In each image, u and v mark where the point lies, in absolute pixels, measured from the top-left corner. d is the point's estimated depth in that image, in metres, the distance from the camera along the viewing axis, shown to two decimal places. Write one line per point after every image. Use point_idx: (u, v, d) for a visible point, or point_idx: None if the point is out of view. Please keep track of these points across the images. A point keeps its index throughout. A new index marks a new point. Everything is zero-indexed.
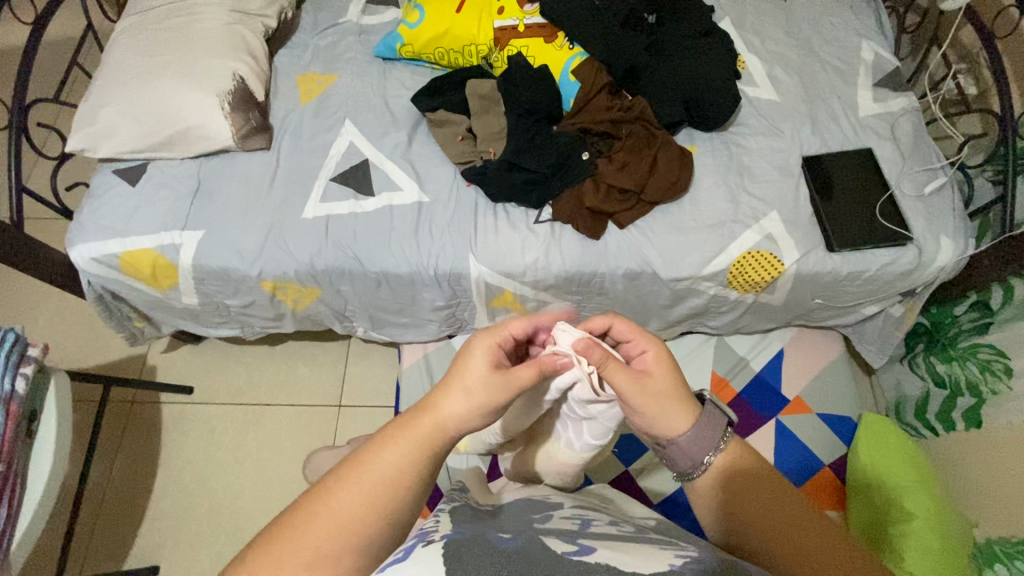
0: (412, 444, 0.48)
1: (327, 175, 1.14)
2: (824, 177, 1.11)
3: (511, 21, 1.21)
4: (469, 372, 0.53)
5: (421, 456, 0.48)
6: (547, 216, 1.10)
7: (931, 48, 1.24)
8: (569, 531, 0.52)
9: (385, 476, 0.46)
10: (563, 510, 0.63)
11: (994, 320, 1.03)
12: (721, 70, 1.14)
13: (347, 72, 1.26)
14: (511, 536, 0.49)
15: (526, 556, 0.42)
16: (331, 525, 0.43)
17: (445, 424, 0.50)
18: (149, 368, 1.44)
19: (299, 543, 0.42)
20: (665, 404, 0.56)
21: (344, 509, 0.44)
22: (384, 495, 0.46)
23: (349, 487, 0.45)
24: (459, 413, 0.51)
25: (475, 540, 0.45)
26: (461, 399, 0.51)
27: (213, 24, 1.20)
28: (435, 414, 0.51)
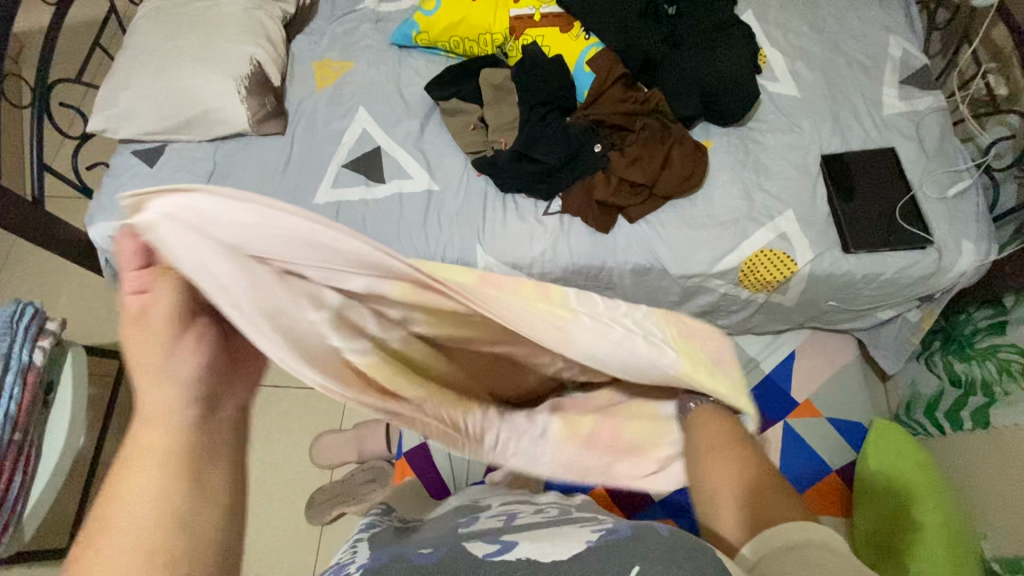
0: (155, 461, 0.41)
1: (339, 162, 1.14)
2: (844, 175, 1.08)
3: (527, 10, 1.20)
4: (141, 356, 0.42)
5: (164, 477, 0.41)
6: (557, 208, 1.09)
7: (962, 45, 1.19)
8: (493, 530, 0.52)
9: (135, 520, 0.39)
10: (491, 510, 0.62)
11: (1009, 320, 1.03)
12: (739, 64, 1.12)
13: (362, 59, 1.26)
14: (433, 548, 0.49)
15: (448, 565, 0.43)
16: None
17: (164, 420, 0.42)
18: None
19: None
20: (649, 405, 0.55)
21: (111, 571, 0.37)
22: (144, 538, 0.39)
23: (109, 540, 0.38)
24: (161, 403, 0.42)
25: (395, 561, 0.47)
26: (158, 387, 0.42)
27: (232, 9, 1.22)
28: (151, 420, 0.42)
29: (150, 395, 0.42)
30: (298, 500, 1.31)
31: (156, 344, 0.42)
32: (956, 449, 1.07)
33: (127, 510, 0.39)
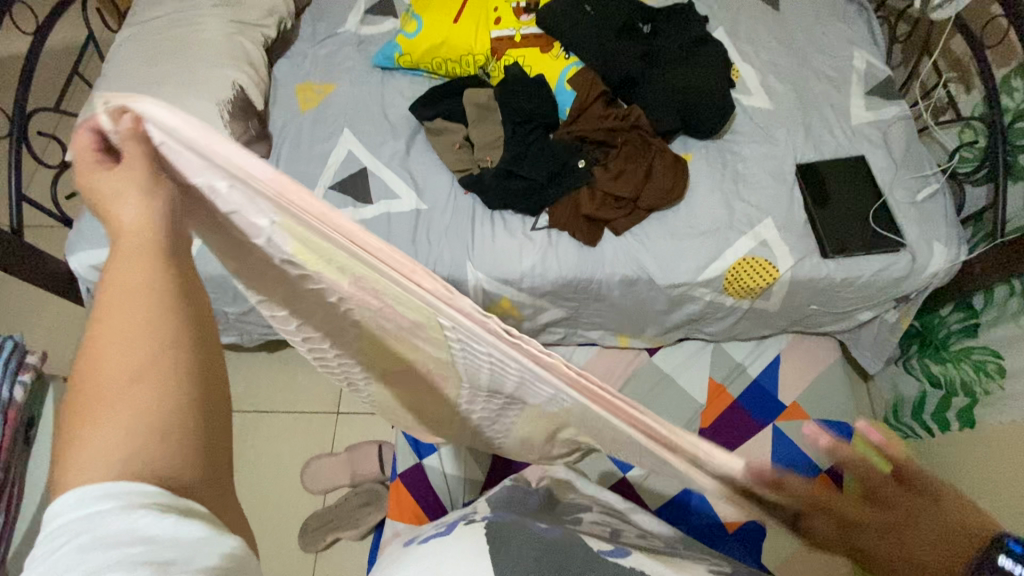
0: (133, 251, 0.41)
1: (326, 184, 1.15)
2: (819, 184, 1.12)
3: (508, 31, 1.23)
4: (109, 190, 0.45)
5: (150, 254, 0.42)
6: (544, 223, 1.11)
7: (923, 56, 1.25)
8: (604, 536, 0.58)
9: (119, 304, 0.38)
10: (590, 517, 0.71)
11: (981, 322, 1.06)
12: (714, 79, 1.15)
13: (345, 81, 1.27)
14: (549, 528, 0.55)
15: (564, 543, 0.48)
16: (107, 365, 0.37)
17: (140, 222, 0.43)
18: None
19: (90, 404, 0.35)
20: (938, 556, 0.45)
21: (106, 349, 0.37)
22: (129, 308, 0.38)
23: (98, 326, 0.38)
24: (141, 210, 0.44)
25: (515, 525, 0.52)
26: (134, 200, 0.44)
27: (212, 33, 1.22)
28: (122, 228, 0.43)
29: (122, 210, 0.44)
30: (290, 527, 1.28)
31: (132, 180, 0.46)
32: (943, 450, 1.09)
33: (115, 286, 0.39)
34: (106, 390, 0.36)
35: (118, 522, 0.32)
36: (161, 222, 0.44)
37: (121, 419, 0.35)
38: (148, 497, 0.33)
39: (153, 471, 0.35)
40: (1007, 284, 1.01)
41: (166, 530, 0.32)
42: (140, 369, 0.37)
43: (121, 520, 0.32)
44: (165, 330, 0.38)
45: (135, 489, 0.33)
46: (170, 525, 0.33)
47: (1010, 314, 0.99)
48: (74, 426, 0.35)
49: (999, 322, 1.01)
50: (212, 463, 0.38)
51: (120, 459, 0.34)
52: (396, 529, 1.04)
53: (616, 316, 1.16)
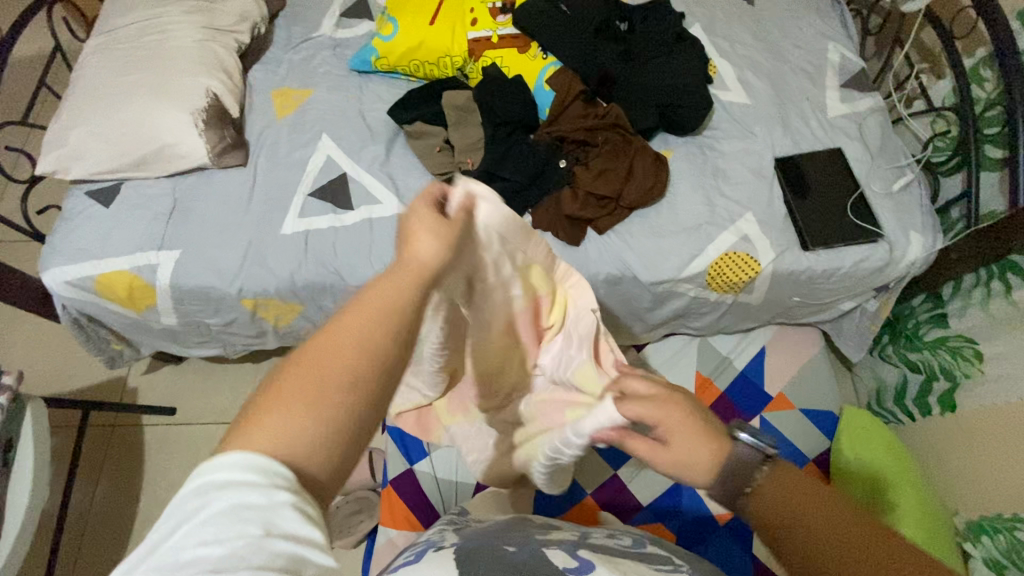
0: (401, 277, 0.46)
1: (305, 191, 1.13)
2: (798, 178, 1.14)
3: (484, 32, 1.22)
4: (421, 222, 0.52)
5: (413, 285, 0.46)
6: (527, 224, 1.11)
7: (895, 48, 1.27)
8: (570, 545, 0.59)
9: (378, 317, 0.42)
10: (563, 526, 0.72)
11: (947, 311, 1.10)
12: (692, 76, 1.16)
13: (322, 86, 1.26)
14: (518, 547, 0.57)
15: (533, 565, 0.51)
16: (338, 353, 0.40)
17: (428, 259, 0.49)
18: (130, 391, 1.42)
19: (307, 377, 0.39)
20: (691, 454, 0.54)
21: (353, 343, 0.40)
22: (385, 321, 0.42)
23: (355, 320, 0.41)
24: (434, 251, 0.49)
25: (487, 550, 0.54)
26: (432, 241, 0.50)
27: (184, 41, 1.19)
28: (414, 256, 0.49)
29: (423, 242, 0.50)
30: None
31: (444, 224, 0.52)
32: (925, 435, 1.11)
33: (378, 297, 0.43)
34: (333, 378, 0.39)
35: (258, 493, 0.34)
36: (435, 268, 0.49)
37: (314, 409, 0.38)
38: (289, 492, 0.35)
39: (294, 463, 0.37)
40: (973, 272, 1.05)
41: (290, 523, 0.34)
42: (357, 379, 0.39)
43: (262, 492, 0.34)
44: (395, 364, 0.41)
45: (280, 469, 0.36)
46: (295, 521, 0.34)
47: (974, 303, 1.03)
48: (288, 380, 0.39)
49: (967, 310, 1.05)
50: (333, 480, 0.39)
51: (287, 441, 0.37)
52: (390, 536, 1.05)
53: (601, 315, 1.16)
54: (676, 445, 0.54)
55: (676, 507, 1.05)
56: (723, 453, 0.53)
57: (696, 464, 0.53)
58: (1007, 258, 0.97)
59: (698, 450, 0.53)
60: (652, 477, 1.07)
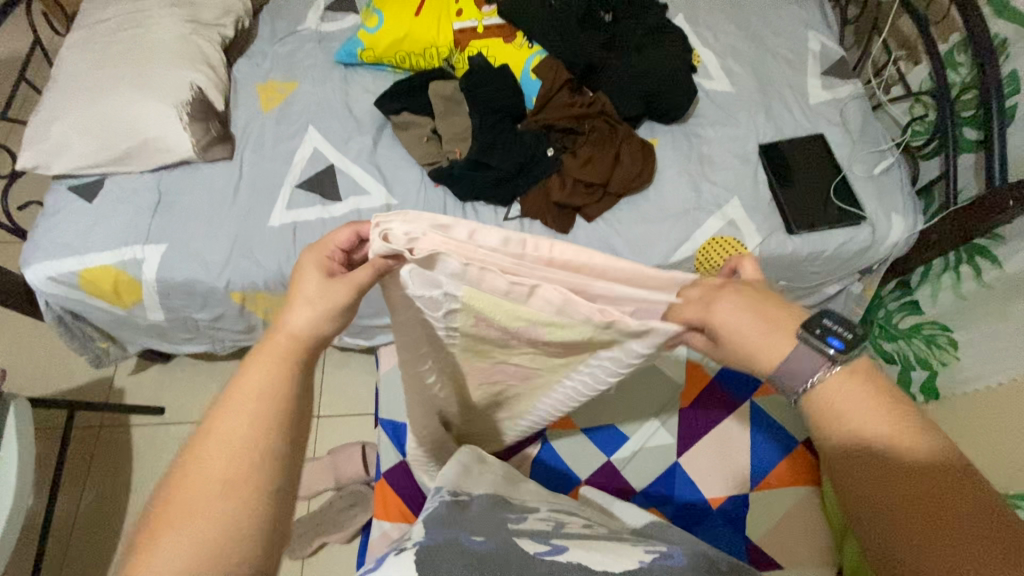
0: (271, 359, 0.48)
1: (293, 182, 1.13)
2: (782, 163, 1.15)
3: (470, 23, 1.23)
4: (303, 285, 0.51)
5: (283, 365, 0.48)
6: (516, 212, 1.12)
7: (873, 36, 1.30)
8: (544, 533, 0.56)
9: (251, 408, 0.45)
10: (539, 512, 0.68)
11: (916, 297, 1.13)
12: (676, 64, 1.17)
13: (307, 79, 1.25)
14: (484, 538, 0.53)
15: (498, 554, 0.47)
16: (224, 452, 0.43)
17: (300, 335, 0.49)
18: (116, 390, 1.40)
19: (192, 486, 0.41)
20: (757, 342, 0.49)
21: (226, 439, 0.43)
22: (260, 408, 0.45)
23: (228, 415, 0.45)
24: (309, 323, 0.49)
25: (448, 542, 0.50)
26: (304, 308, 0.50)
27: (166, 34, 1.18)
28: (285, 331, 0.49)
29: (295, 314, 0.50)
30: None
31: (329, 291, 0.50)
32: None
33: (247, 388, 0.46)
34: (209, 481, 0.41)
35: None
36: (312, 344, 0.50)
37: (215, 502, 0.41)
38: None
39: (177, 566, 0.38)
40: (942, 256, 1.09)
41: None
42: (249, 459, 0.43)
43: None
44: (271, 448, 0.44)
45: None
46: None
47: (945, 286, 1.06)
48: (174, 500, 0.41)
49: (938, 295, 1.07)
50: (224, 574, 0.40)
51: (188, 560, 0.38)
52: (383, 529, 1.04)
53: None
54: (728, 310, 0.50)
55: (668, 491, 1.06)
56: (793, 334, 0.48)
57: (762, 345, 0.49)
58: (976, 242, 1.00)
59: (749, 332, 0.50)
60: (646, 462, 1.08)
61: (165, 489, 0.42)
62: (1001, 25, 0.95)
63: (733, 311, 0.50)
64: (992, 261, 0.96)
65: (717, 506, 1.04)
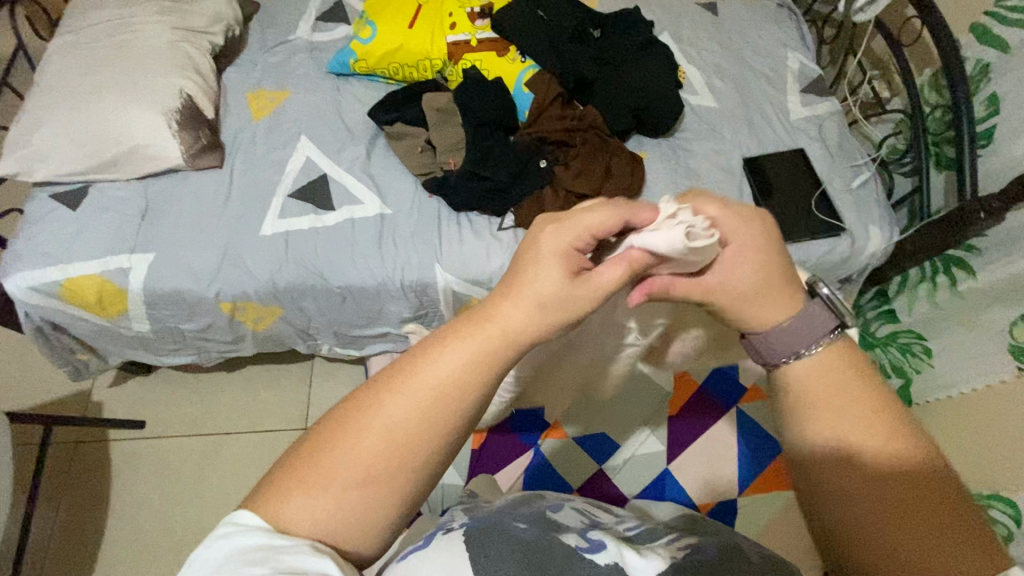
0: (467, 353, 0.43)
1: (285, 192, 1.12)
2: (765, 177, 1.19)
3: (463, 35, 1.24)
4: (531, 282, 0.47)
5: (478, 367, 0.43)
6: (510, 223, 1.12)
7: (848, 56, 1.36)
8: (583, 526, 0.57)
9: (431, 402, 0.41)
10: (574, 505, 0.70)
11: (893, 307, 1.20)
12: (664, 80, 1.20)
13: (299, 88, 1.25)
14: (527, 525, 0.54)
15: (543, 545, 0.48)
16: (388, 435, 0.40)
17: (509, 336, 0.44)
18: (94, 404, 1.35)
19: (347, 454, 0.40)
20: (761, 294, 0.51)
21: (393, 422, 0.40)
22: (440, 406, 0.41)
23: (403, 394, 0.41)
24: (521, 323, 0.45)
25: (494, 526, 0.51)
26: (521, 311, 0.45)
27: (155, 41, 1.16)
28: (495, 328, 0.44)
29: (512, 306, 0.46)
30: None
31: (544, 298, 0.46)
32: None
33: (433, 376, 0.42)
34: (362, 451, 0.40)
35: (252, 540, 0.38)
36: (514, 349, 0.44)
37: (365, 474, 0.40)
38: (262, 541, 0.38)
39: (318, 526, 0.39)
40: (918, 267, 1.14)
41: (292, 559, 0.37)
42: (405, 450, 0.40)
43: (251, 538, 0.38)
44: (432, 449, 0.41)
45: (290, 543, 0.37)
46: (302, 554, 0.37)
47: (921, 296, 1.11)
48: (326, 455, 0.40)
49: (914, 304, 1.14)
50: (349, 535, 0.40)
51: (325, 521, 0.39)
52: None
53: None
54: (745, 265, 0.51)
55: (660, 498, 1.07)
56: (797, 303, 0.51)
57: (759, 297, 0.51)
58: (952, 254, 1.05)
59: (770, 279, 0.51)
60: (636, 470, 1.10)
61: (323, 434, 0.41)
62: (975, 50, 1.00)
63: (736, 280, 0.51)
64: (968, 272, 1.01)
65: (705, 511, 1.06)
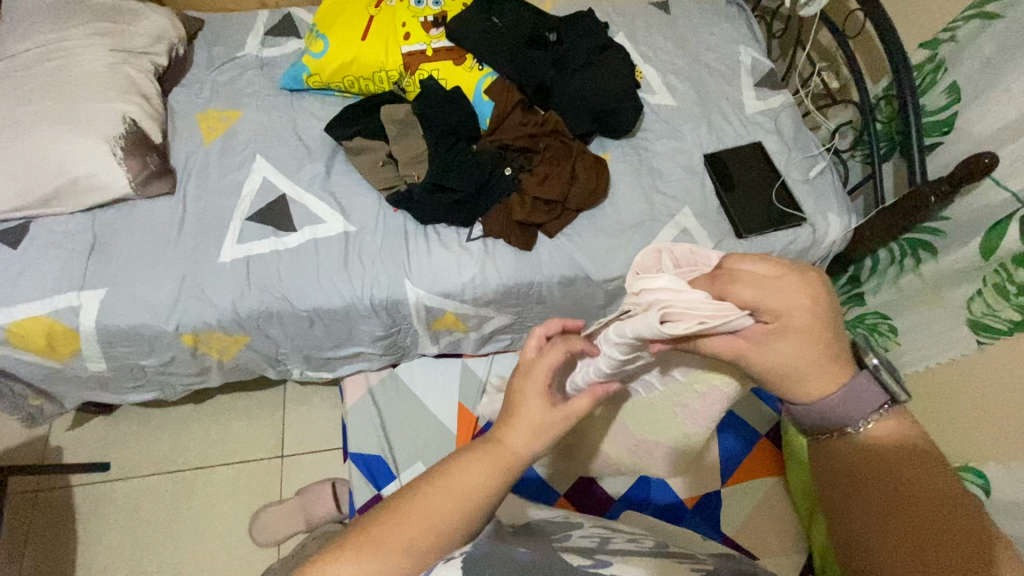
0: (490, 465, 0.49)
1: (242, 216, 1.08)
2: (727, 173, 1.21)
3: (418, 46, 1.22)
4: (526, 409, 0.53)
5: (493, 476, 0.49)
6: (478, 233, 1.11)
7: (797, 49, 1.40)
8: (590, 551, 0.55)
9: (460, 496, 0.47)
10: (585, 531, 0.67)
11: (863, 291, 1.21)
12: (622, 80, 1.21)
13: (252, 107, 1.21)
14: (530, 552, 0.52)
15: (545, 564, 0.46)
16: (427, 516, 0.45)
17: (519, 455, 0.51)
18: (53, 450, 1.29)
19: (389, 528, 0.44)
20: (805, 371, 0.49)
21: (435, 505, 0.46)
22: (470, 501, 0.47)
23: (441, 486, 0.47)
24: (524, 446, 0.51)
25: (497, 551, 0.48)
26: (524, 433, 0.52)
27: (93, 64, 1.11)
28: (506, 446, 0.51)
29: (514, 430, 0.52)
30: None
31: (534, 419, 0.52)
32: None
33: (461, 475, 0.48)
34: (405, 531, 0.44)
35: None
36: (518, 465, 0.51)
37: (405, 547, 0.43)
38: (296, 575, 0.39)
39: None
40: (887, 250, 1.15)
41: None
42: (443, 535, 0.45)
43: None
44: (458, 534, 0.46)
45: None
46: None
47: (889, 278, 1.13)
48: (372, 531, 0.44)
49: (881, 286, 1.16)
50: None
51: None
52: None
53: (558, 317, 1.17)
54: (784, 350, 0.49)
55: (645, 497, 1.06)
56: (845, 377, 0.50)
57: (803, 376, 0.49)
58: (917, 235, 1.05)
59: (810, 364, 0.49)
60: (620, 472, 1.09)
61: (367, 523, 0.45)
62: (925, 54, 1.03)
63: (783, 359, 0.49)
64: (931, 253, 1.02)
65: (691, 506, 1.06)
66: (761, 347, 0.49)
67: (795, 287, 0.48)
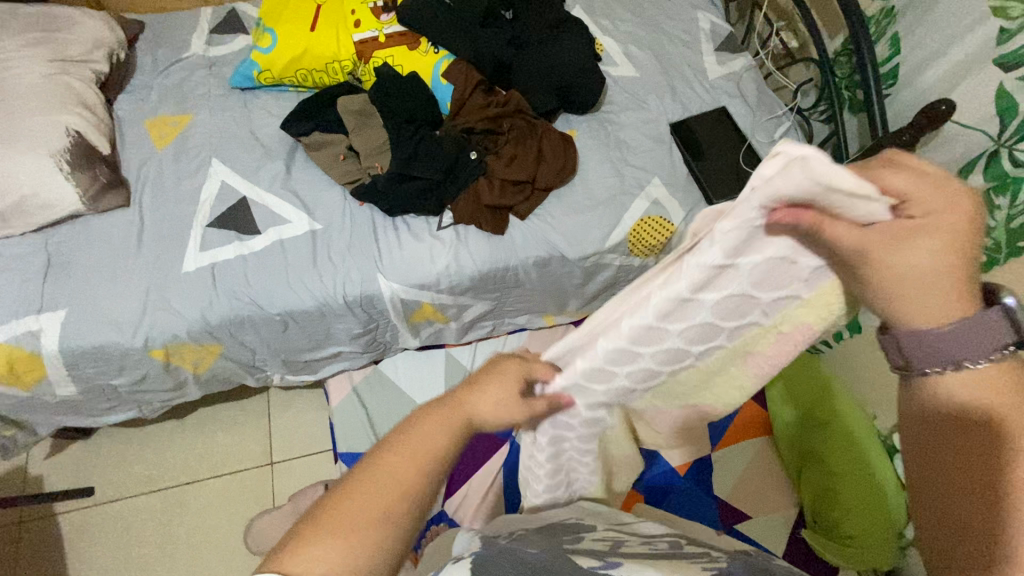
0: (448, 426, 0.45)
1: (203, 222, 1.04)
2: (694, 140, 1.20)
3: (370, 33, 1.18)
4: (493, 383, 0.49)
5: (451, 435, 0.44)
6: (449, 221, 1.09)
7: (755, 10, 1.39)
8: (599, 553, 0.55)
9: (421, 459, 0.42)
10: (596, 530, 0.66)
11: None
12: (581, 54, 1.19)
13: (203, 109, 1.17)
14: (540, 551, 0.53)
15: (554, 566, 0.47)
16: (381, 484, 0.40)
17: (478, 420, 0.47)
18: (33, 479, 1.25)
19: (348, 504, 0.39)
20: (927, 290, 0.42)
21: (390, 470, 0.41)
22: (430, 463, 0.42)
23: (399, 448, 0.42)
24: (489, 413, 0.47)
25: (505, 553, 0.50)
26: (489, 395, 0.48)
27: (27, 76, 1.05)
28: (467, 411, 0.46)
29: (484, 394, 0.47)
30: None
31: (503, 388, 0.49)
32: None
33: (422, 436, 0.43)
34: (364, 507, 0.39)
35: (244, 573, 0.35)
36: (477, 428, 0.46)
37: (358, 523, 0.38)
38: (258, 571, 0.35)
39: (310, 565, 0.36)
40: None
41: None
42: (400, 500, 0.40)
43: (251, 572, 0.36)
44: (419, 496, 0.41)
45: None
46: None
47: None
48: (330, 513, 0.39)
49: None
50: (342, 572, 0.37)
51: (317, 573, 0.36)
52: None
53: (537, 298, 1.16)
54: (917, 252, 0.41)
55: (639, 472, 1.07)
56: (967, 308, 0.42)
57: (927, 291, 0.42)
58: None
59: (941, 282, 0.41)
60: None
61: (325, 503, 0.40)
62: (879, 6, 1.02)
63: (923, 264, 0.41)
64: None
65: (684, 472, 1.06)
66: (897, 243, 0.41)
67: (960, 189, 0.41)
